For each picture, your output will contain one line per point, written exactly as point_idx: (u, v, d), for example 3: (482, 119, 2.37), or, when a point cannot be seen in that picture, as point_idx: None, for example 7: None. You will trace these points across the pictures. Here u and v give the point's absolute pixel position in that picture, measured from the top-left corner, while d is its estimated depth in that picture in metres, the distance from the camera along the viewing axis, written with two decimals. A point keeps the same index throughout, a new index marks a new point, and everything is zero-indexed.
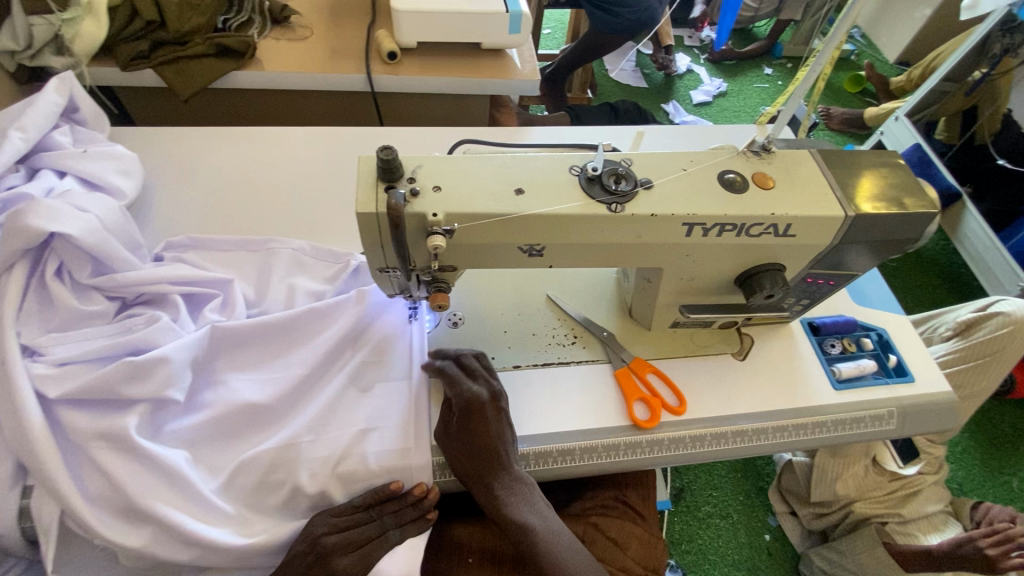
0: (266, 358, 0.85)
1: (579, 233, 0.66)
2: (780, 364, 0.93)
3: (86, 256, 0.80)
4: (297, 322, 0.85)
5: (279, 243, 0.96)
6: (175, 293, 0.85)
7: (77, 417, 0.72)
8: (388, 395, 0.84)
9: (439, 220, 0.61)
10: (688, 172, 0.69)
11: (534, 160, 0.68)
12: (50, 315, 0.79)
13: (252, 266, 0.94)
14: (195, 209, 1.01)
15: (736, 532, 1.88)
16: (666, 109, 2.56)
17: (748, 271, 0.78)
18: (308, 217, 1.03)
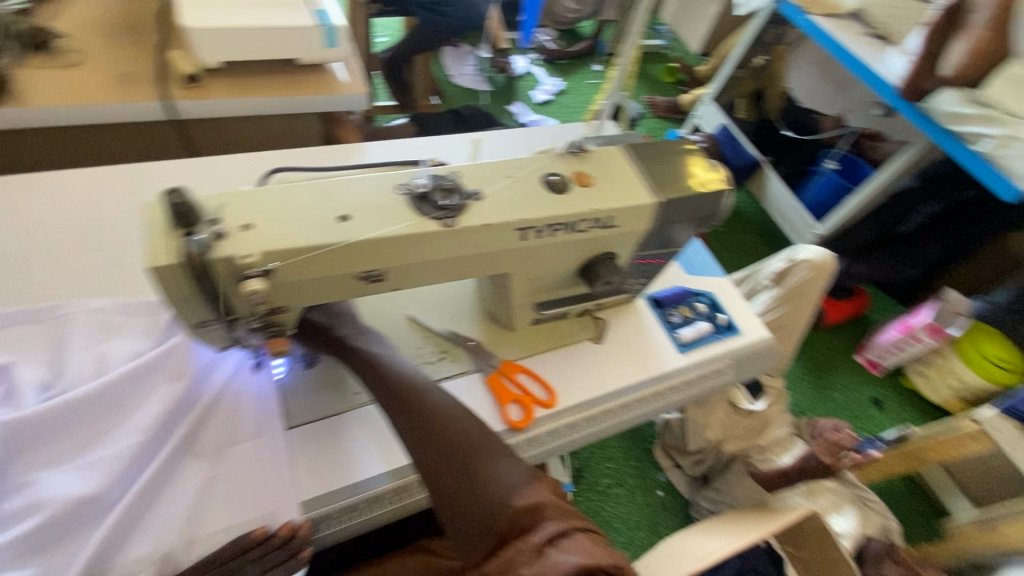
0: (77, 446, 0.70)
1: (417, 252, 0.65)
2: (634, 341, 1.01)
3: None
4: (110, 392, 0.72)
5: (69, 306, 0.81)
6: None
7: None
8: (242, 453, 0.75)
9: (253, 262, 0.55)
10: (513, 178, 0.71)
11: (355, 183, 0.64)
12: None
13: (39, 342, 0.78)
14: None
15: (633, 495, 2.02)
16: (511, 109, 2.65)
17: (588, 262, 0.83)
18: (110, 272, 0.88)
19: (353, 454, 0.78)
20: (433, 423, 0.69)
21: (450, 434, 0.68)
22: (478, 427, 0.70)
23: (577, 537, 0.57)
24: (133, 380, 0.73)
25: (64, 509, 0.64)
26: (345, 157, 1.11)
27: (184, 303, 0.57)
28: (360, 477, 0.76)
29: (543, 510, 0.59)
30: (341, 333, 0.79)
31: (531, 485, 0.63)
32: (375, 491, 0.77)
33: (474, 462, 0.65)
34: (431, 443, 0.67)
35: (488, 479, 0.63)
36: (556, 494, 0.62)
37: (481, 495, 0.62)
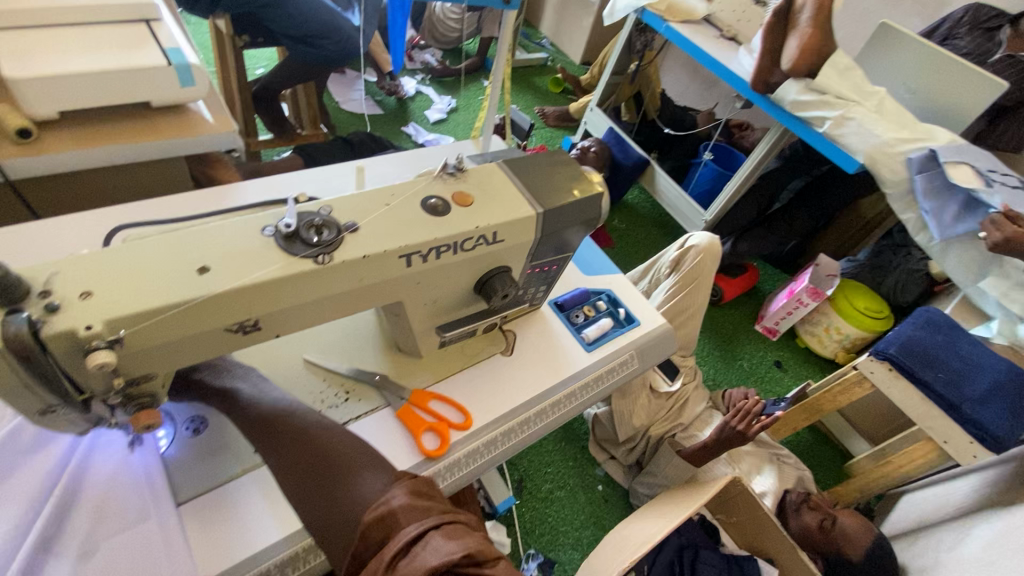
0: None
1: (294, 294, 0.62)
2: (543, 347, 1.03)
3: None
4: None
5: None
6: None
7: None
8: (125, 540, 0.67)
9: (97, 331, 0.50)
10: (391, 205, 0.70)
11: (217, 230, 0.60)
12: None
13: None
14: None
15: (575, 495, 2.05)
16: (407, 131, 2.62)
17: (482, 278, 0.83)
18: None
19: (253, 520, 0.72)
20: (303, 457, 0.70)
21: (320, 464, 0.69)
22: (350, 446, 0.72)
23: (429, 536, 0.55)
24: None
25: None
26: (218, 200, 1.04)
27: (19, 389, 0.50)
28: (259, 544, 0.71)
29: (398, 514, 0.58)
30: (219, 386, 0.78)
31: (390, 491, 0.62)
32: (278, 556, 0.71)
33: (342, 484, 0.66)
34: (303, 477, 0.68)
35: (351, 497, 0.63)
36: (413, 495, 0.61)
37: (349, 514, 0.62)
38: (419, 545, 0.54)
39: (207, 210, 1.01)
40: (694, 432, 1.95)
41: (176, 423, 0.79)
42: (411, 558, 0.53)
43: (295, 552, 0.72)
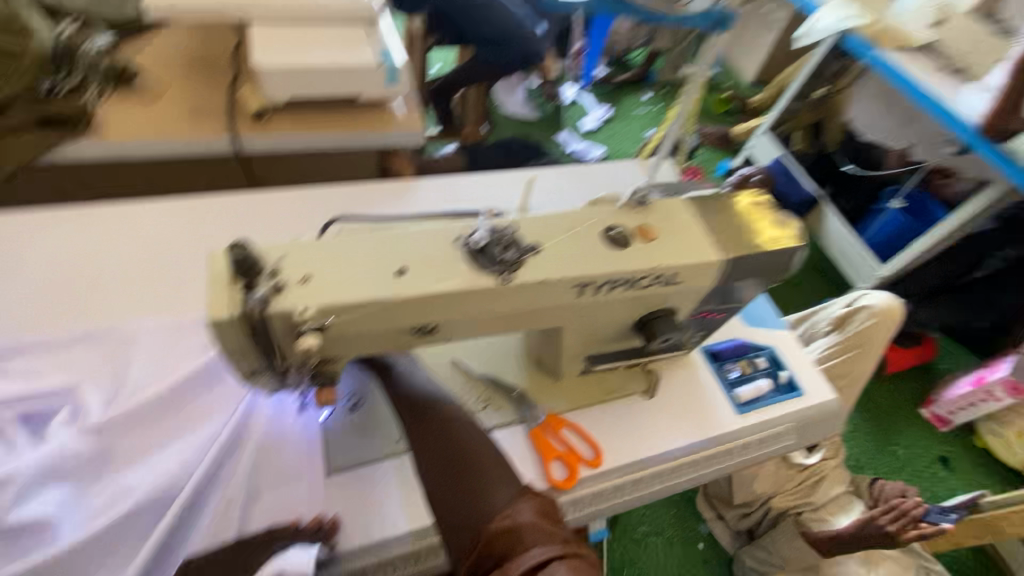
0: (131, 457, 0.74)
1: (471, 308, 0.63)
2: (688, 397, 0.96)
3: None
4: (167, 401, 0.78)
5: (128, 326, 0.85)
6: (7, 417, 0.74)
7: None
8: (278, 480, 0.76)
9: (309, 316, 0.55)
10: (574, 231, 0.69)
11: (415, 235, 0.63)
12: None
13: (99, 363, 0.81)
14: (25, 309, 0.85)
15: (671, 545, 1.92)
16: (560, 139, 2.65)
17: (645, 316, 0.79)
18: (174, 291, 0.91)
19: (385, 508, 0.76)
20: (443, 440, 0.72)
21: (456, 452, 0.71)
22: (483, 442, 0.72)
23: (553, 567, 0.54)
24: (185, 391, 0.80)
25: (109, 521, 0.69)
26: (397, 195, 1.12)
27: (238, 353, 0.57)
28: (385, 531, 0.74)
29: (523, 534, 0.58)
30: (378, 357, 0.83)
31: (518, 505, 0.62)
32: (391, 550, 0.74)
33: (472, 479, 0.67)
34: (437, 460, 0.70)
35: (479, 498, 0.65)
36: (539, 516, 0.61)
37: (474, 513, 0.64)
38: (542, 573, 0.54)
39: (386, 203, 1.10)
40: (825, 516, 1.65)
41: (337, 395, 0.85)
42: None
43: (414, 549, 0.74)
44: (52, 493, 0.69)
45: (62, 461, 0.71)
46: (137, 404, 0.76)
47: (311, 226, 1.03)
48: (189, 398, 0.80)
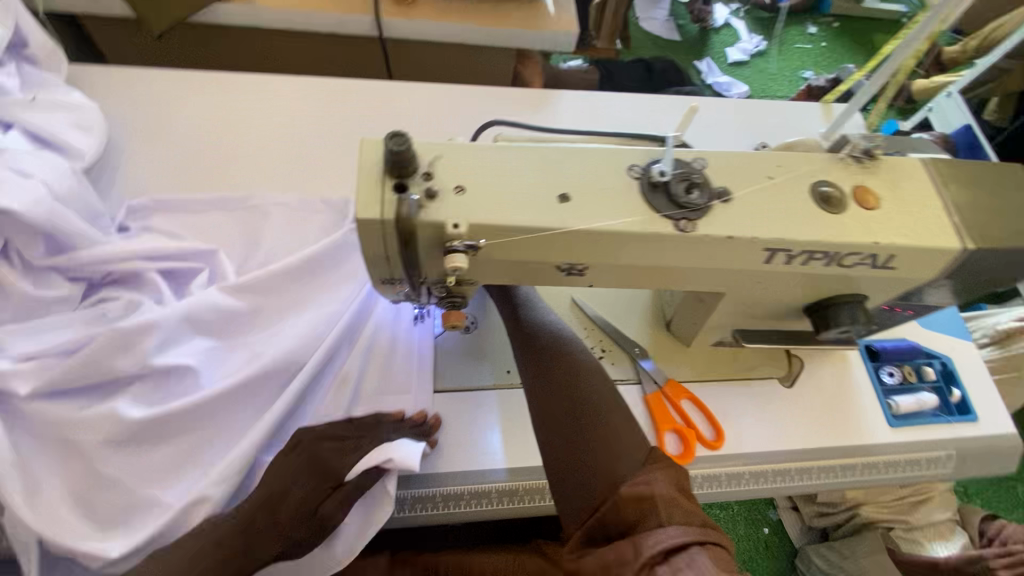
0: (260, 324, 0.75)
1: (635, 255, 0.53)
2: (833, 395, 0.82)
3: (34, 232, 0.68)
4: (296, 273, 0.76)
5: (261, 200, 0.83)
6: (150, 271, 0.73)
7: (55, 410, 0.63)
8: (390, 373, 0.75)
9: (461, 233, 0.48)
10: (774, 181, 0.55)
11: (584, 155, 0.53)
12: (5, 303, 0.67)
13: (234, 231, 0.81)
14: (170, 171, 0.86)
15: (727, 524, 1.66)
16: (701, 65, 2.14)
17: (825, 299, 0.65)
18: (304, 174, 0.88)
19: (488, 442, 0.73)
20: (565, 386, 0.68)
21: (577, 401, 0.66)
22: (606, 396, 0.67)
23: (693, 554, 0.49)
24: (314, 269, 0.77)
25: (243, 380, 0.68)
26: (535, 108, 1.00)
27: (379, 259, 0.51)
28: (485, 465, 0.71)
29: (658, 506, 0.53)
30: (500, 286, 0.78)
31: (650, 474, 0.56)
32: (487, 484, 0.70)
33: (596, 433, 0.63)
34: (558, 404, 0.66)
35: (602, 456, 0.60)
36: (675, 491, 0.55)
37: (597, 471, 0.59)
38: (680, 556, 0.49)
39: (523, 115, 0.98)
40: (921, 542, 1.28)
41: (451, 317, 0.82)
42: (672, 568, 0.48)
43: (515, 488, 0.71)
44: (192, 346, 0.69)
45: (202, 316, 0.70)
46: (271, 272, 0.74)
47: (442, 130, 0.95)
48: (317, 274, 0.78)
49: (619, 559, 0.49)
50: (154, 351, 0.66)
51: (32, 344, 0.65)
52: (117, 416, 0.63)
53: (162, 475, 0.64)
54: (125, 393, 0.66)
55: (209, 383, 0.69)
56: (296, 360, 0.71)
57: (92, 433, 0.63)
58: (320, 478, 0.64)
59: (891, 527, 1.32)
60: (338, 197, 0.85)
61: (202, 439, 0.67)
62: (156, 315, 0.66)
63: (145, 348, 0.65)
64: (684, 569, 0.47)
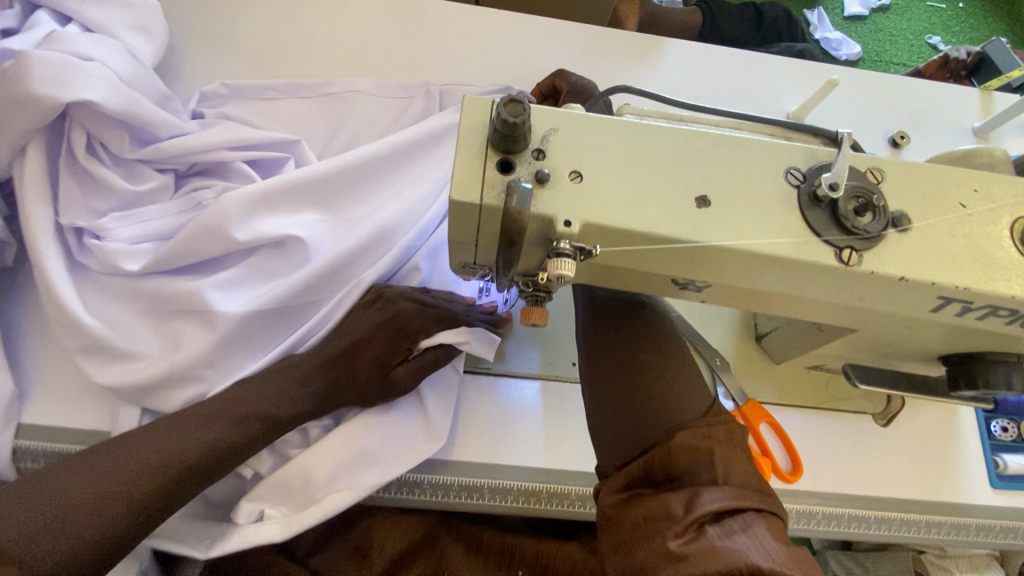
0: (354, 202, 0.68)
1: (775, 282, 0.43)
2: (931, 442, 0.73)
3: (117, 124, 0.59)
4: (395, 154, 0.69)
5: (339, 86, 0.75)
6: (237, 161, 0.64)
7: (156, 298, 0.59)
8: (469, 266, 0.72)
9: (573, 233, 0.39)
10: (967, 212, 0.43)
11: (734, 148, 0.42)
12: (96, 195, 0.59)
13: (316, 119, 0.75)
14: (230, 67, 0.76)
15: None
16: (807, 15, 1.74)
17: (975, 354, 0.53)
18: (380, 75, 0.79)
19: (536, 435, 0.67)
20: (629, 331, 0.60)
21: (644, 345, 0.59)
22: (676, 341, 0.60)
23: (749, 519, 0.44)
24: (411, 152, 0.70)
25: (341, 260, 0.63)
26: (641, 51, 0.85)
27: (469, 244, 0.44)
28: (532, 460, 0.66)
29: (716, 461, 0.47)
30: None
31: (711, 424, 0.50)
32: (532, 483, 0.65)
33: (663, 377, 0.56)
34: (623, 347, 0.59)
35: (665, 400, 0.54)
36: (736, 449, 0.49)
37: (655, 417, 0.52)
38: (733, 520, 0.44)
39: (626, 61, 0.84)
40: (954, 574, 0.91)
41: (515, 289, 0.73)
42: (723, 532, 0.43)
43: (557, 488, 0.65)
44: (292, 219, 0.64)
45: (304, 189, 0.64)
46: (365, 150, 0.67)
47: (530, 71, 0.82)
48: (408, 162, 0.70)
49: (666, 514, 0.45)
50: (258, 223, 0.61)
51: (139, 228, 0.60)
52: (213, 305, 0.59)
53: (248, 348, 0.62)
54: (219, 274, 0.61)
55: (309, 258, 0.64)
56: (384, 244, 0.66)
57: (196, 323, 0.60)
58: (397, 337, 0.61)
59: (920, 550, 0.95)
60: (416, 83, 0.77)
61: (290, 314, 0.63)
62: (256, 185, 0.61)
63: (242, 215, 0.60)
64: (737, 533, 0.42)
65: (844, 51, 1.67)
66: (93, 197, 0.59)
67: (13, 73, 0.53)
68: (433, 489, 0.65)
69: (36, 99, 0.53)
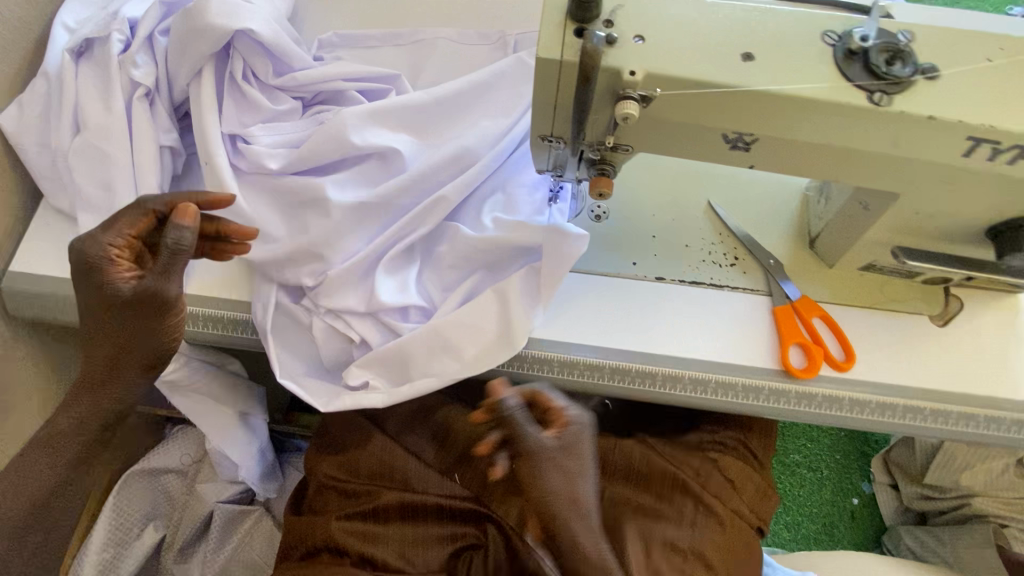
0: (443, 127, 0.78)
1: (817, 129, 0.49)
2: (990, 342, 0.75)
3: (264, 56, 0.74)
4: (481, 87, 0.78)
5: (427, 34, 0.88)
6: (351, 90, 0.78)
7: (288, 192, 0.73)
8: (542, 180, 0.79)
9: (637, 81, 0.48)
10: (995, 63, 0.49)
11: (775, 14, 0.50)
12: (247, 114, 0.75)
13: (407, 61, 0.87)
14: (339, 21, 0.90)
15: (817, 490, 1.32)
16: None
17: (1018, 220, 0.57)
18: (462, 23, 0.91)
19: (599, 324, 0.73)
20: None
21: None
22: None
23: None
24: (494, 85, 0.79)
25: (431, 168, 0.74)
26: None
27: (549, 109, 0.53)
28: (600, 346, 0.72)
29: None
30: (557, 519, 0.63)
31: None
32: (597, 359, 0.72)
33: None
34: None
35: None
36: None
37: None
38: None
39: None
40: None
41: (581, 203, 0.80)
42: None
43: (624, 367, 0.72)
44: (394, 136, 0.75)
45: (405, 111, 0.76)
46: (457, 84, 0.77)
47: None
48: (491, 93, 0.79)
49: None
50: (367, 137, 0.73)
51: (276, 138, 0.74)
52: (328, 196, 0.71)
53: (350, 237, 0.72)
54: (334, 175, 0.73)
55: (406, 169, 0.74)
56: (467, 161, 0.75)
57: (317, 213, 0.72)
58: (114, 310, 0.59)
59: (1004, 525, 1.12)
60: (495, 31, 0.88)
61: (387, 209, 0.73)
62: (366, 107, 0.74)
63: (354, 128, 0.72)
64: None
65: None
66: (245, 115, 0.75)
67: (198, 9, 0.69)
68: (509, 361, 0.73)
69: (210, 29, 0.69)
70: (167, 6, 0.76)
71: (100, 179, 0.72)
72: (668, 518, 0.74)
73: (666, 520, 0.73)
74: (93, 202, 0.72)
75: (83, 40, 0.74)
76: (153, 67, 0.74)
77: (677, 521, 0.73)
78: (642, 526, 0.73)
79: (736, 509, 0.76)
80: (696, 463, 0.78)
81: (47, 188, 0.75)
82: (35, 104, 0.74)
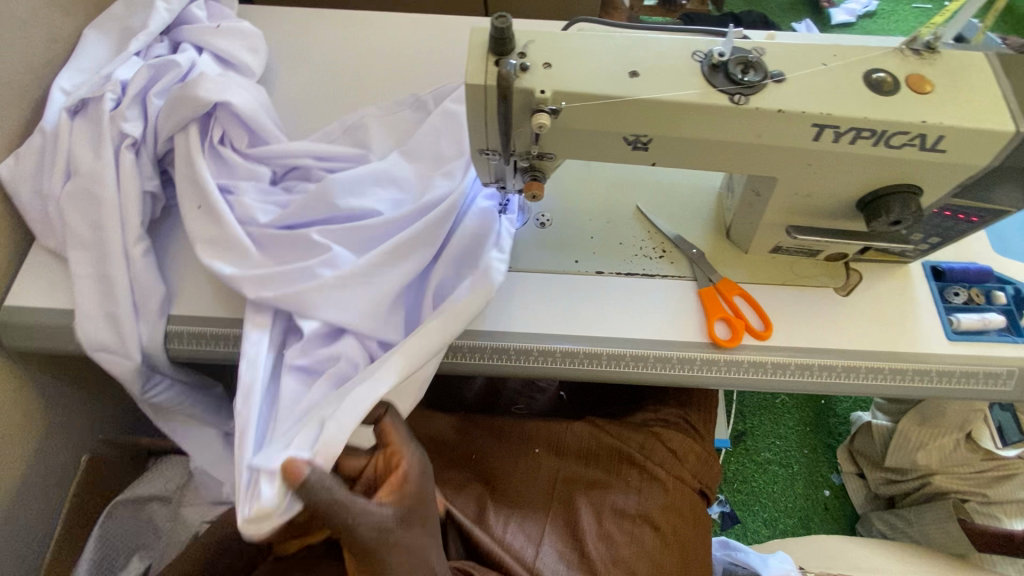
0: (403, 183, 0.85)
1: (695, 127, 0.62)
2: (889, 306, 0.86)
3: (244, 128, 0.86)
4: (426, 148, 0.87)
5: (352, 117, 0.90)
6: (317, 169, 0.87)
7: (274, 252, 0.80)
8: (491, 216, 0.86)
9: (546, 97, 0.59)
10: (829, 67, 0.62)
11: (654, 40, 0.63)
12: (228, 173, 0.85)
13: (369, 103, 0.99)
14: (306, 74, 1.03)
15: (790, 485, 1.42)
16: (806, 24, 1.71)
17: (877, 192, 0.69)
18: (415, 68, 1.03)
19: (547, 315, 0.83)
20: None
21: None
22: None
23: None
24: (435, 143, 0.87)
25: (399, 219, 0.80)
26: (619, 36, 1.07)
27: (481, 126, 0.64)
28: (552, 333, 0.82)
29: None
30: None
31: None
32: (548, 345, 0.80)
33: None
34: None
35: None
36: None
37: None
38: None
39: None
40: (997, 515, 1.13)
41: (527, 214, 0.91)
42: None
43: (571, 351, 0.80)
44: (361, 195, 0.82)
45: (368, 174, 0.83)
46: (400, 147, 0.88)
47: None
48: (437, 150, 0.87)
49: None
50: (338, 195, 0.81)
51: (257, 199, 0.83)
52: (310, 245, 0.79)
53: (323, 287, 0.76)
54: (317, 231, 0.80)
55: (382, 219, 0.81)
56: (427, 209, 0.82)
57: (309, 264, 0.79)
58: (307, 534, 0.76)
59: (965, 500, 1.17)
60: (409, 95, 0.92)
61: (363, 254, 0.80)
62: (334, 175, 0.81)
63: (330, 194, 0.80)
64: None
65: (836, 11, 1.71)
66: (225, 172, 0.85)
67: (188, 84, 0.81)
68: (471, 352, 0.81)
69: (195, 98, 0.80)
70: (155, 69, 0.86)
71: (91, 217, 0.80)
72: (617, 487, 0.84)
73: (615, 490, 0.83)
74: (85, 237, 0.80)
75: (79, 100, 0.84)
76: (141, 121, 0.84)
77: (624, 490, 0.83)
78: (594, 498, 0.83)
79: (679, 475, 0.85)
80: (639, 438, 0.87)
81: (42, 231, 0.83)
82: (30, 156, 0.82)
